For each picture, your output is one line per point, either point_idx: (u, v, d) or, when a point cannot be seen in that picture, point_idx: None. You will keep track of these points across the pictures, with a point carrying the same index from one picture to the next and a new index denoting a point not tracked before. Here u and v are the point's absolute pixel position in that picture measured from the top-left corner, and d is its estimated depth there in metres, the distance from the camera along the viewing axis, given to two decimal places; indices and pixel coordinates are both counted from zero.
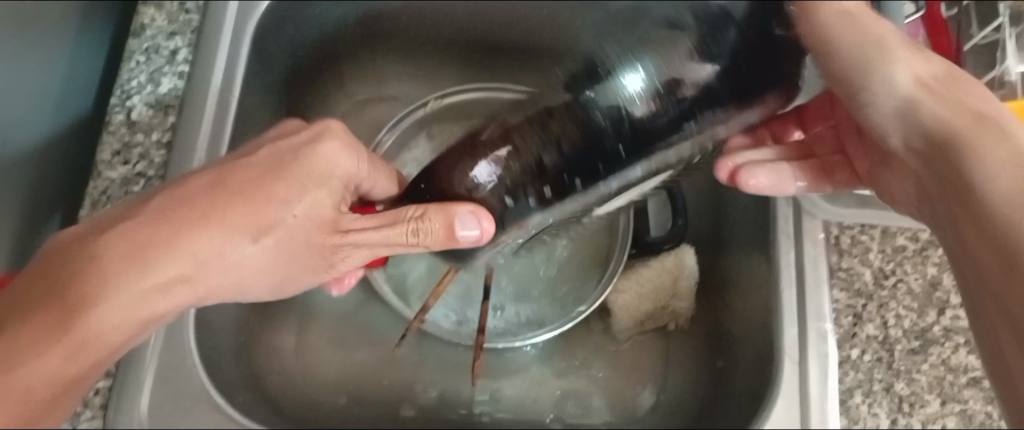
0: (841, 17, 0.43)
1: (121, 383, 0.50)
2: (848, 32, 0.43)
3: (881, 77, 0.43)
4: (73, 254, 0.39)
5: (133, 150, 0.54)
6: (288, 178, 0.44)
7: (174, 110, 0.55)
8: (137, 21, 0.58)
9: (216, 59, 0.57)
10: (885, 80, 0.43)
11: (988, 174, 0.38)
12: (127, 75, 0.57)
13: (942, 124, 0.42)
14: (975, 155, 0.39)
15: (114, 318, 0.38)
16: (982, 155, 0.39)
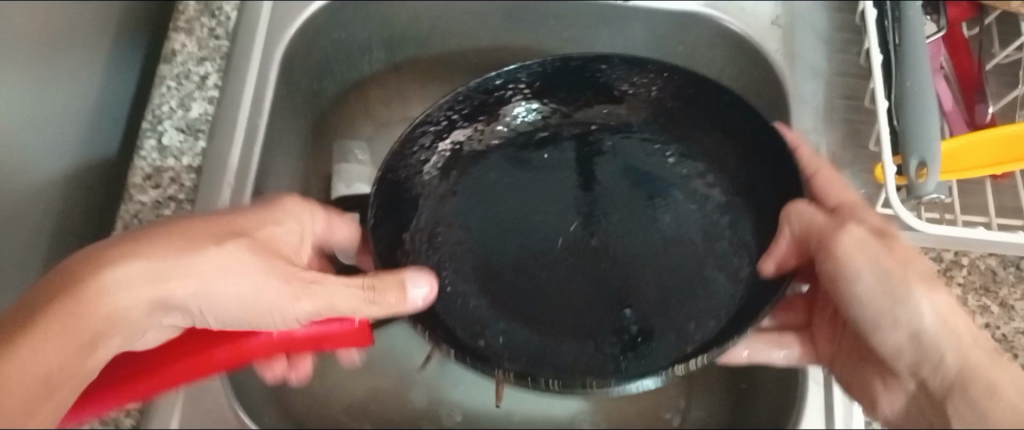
0: (835, 179, 0.48)
1: (148, 404, 0.51)
2: (853, 229, 0.42)
3: (881, 280, 0.39)
4: (90, 257, 0.37)
5: (164, 174, 0.55)
6: (267, 218, 0.43)
7: (202, 133, 0.56)
8: (168, 46, 0.60)
9: (244, 84, 0.58)
10: (873, 257, 0.40)
11: (897, 317, 0.38)
12: (158, 99, 0.58)
13: (885, 283, 0.39)
14: (888, 316, 0.38)
15: (124, 301, 0.37)
16: (875, 311, 0.39)
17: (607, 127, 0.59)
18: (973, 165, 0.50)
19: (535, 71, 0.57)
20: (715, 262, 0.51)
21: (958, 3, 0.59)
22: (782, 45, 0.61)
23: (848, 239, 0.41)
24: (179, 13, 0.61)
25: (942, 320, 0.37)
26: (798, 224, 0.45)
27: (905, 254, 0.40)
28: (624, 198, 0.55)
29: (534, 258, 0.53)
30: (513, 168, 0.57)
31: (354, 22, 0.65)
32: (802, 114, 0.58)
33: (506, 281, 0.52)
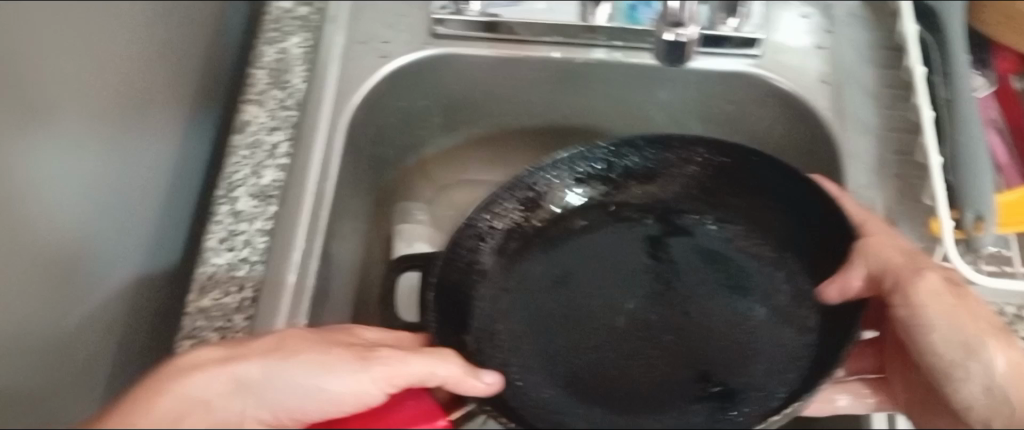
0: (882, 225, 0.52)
1: None
2: (927, 274, 0.46)
3: (958, 325, 0.44)
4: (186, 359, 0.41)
5: (238, 237, 0.57)
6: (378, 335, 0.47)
7: (274, 198, 0.59)
8: (241, 118, 0.63)
9: (312, 152, 0.61)
10: (944, 304, 0.45)
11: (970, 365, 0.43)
12: (232, 168, 0.61)
13: (960, 333, 0.44)
14: (961, 363, 0.43)
15: (211, 389, 0.40)
16: (947, 353, 0.44)
17: (642, 208, 0.63)
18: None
19: (568, 160, 0.61)
20: (780, 321, 0.54)
21: (1005, 57, 0.59)
22: (831, 102, 0.62)
23: (923, 286, 0.46)
24: (251, 87, 0.65)
25: (1010, 370, 0.43)
26: (867, 260, 0.50)
27: (976, 305, 0.45)
28: (683, 274, 0.57)
29: (596, 330, 0.55)
30: (563, 253, 0.61)
31: (413, 93, 0.68)
32: (856, 170, 0.58)
33: (572, 357, 0.54)
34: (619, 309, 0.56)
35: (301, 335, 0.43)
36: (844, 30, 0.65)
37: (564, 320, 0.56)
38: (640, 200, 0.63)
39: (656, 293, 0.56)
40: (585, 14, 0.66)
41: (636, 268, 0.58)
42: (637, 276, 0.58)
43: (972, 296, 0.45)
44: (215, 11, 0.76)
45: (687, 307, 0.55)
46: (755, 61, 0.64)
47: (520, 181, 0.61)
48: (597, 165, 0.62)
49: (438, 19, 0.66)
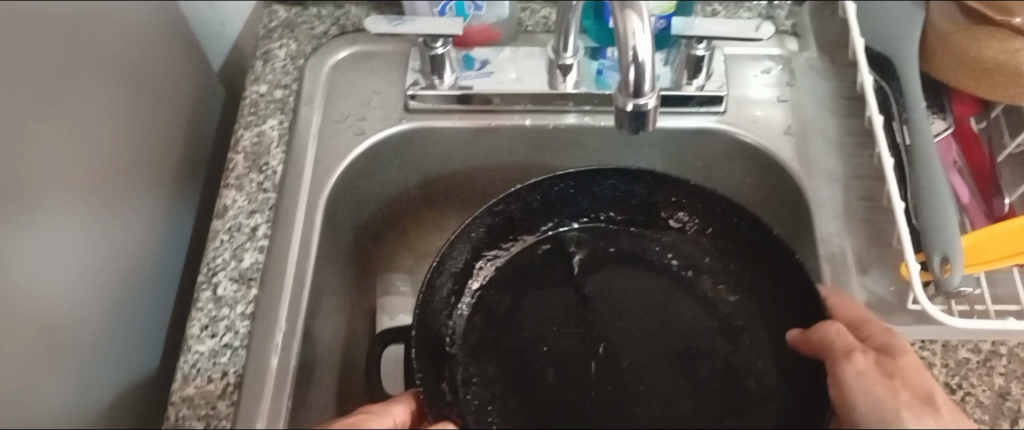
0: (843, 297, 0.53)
1: None
2: (858, 358, 0.45)
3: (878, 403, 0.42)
4: None
5: (221, 323, 0.58)
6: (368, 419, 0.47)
7: (255, 281, 0.60)
8: (220, 201, 0.64)
9: (291, 233, 0.61)
10: (864, 384, 0.43)
11: None
12: (213, 253, 0.61)
13: (881, 415, 0.42)
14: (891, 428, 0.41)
15: None
16: None
17: (607, 235, 0.65)
18: (993, 256, 0.52)
19: (537, 190, 0.62)
20: (742, 371, 0.55)
21: (962, 99, 0.61)
22: (797, 153, 0.63)
23: (850, 366, 0.45)
24: (229, 171, 0.65)
25: None
26: (815, 335, 0.49)
27: (903, 383, 0.43)
28: (652, 314, 0.58)
29: (568, 366, 0.56)
30: (535, 284, 0.61)
31: (388, 166, 0.69)
32: (824, 218, 0.60)
33: (545, 397, 0.54)
34: (587, 344, 0.57)
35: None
36: (804, 82, 0.67)
37: (537, 364, 0.56)
38: (607, 229, 0.65)
39: (624, 326, 0.58)
40: (554, 83, 0.66)
41: (606, 301, 0.60)
42: (603, 307, 0.59)
43: (905, 373, 0.44)
44: (187, 98, 0.77)
45: (657, 348, 0.56)
46: (719, 117, 0.65)
47: (493, 211, 0.61)
48: (566, 190, 0.63)
49: (411, 95, 0.67)
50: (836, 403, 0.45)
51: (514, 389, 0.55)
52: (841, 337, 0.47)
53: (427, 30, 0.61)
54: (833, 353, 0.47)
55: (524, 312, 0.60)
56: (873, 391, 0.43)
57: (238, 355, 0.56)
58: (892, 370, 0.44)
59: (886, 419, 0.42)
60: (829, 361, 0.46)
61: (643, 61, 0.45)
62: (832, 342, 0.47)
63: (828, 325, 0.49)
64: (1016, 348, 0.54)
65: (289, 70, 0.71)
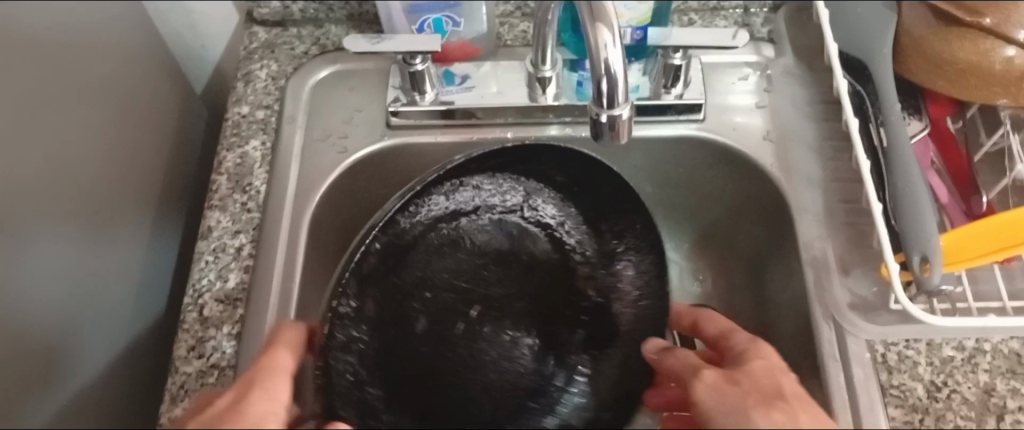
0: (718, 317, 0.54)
1: None
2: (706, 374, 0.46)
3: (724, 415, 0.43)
4: None
5: (207, 344, 0.58)
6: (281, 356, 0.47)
7: (241, 301, 0.60)
8: (204, 223, 0.64)
9: (276, 252, 0.62)
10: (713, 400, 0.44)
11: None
12: (198, 274, 0.61)
13: (734, 415, 0.43)
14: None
15: None
16: None
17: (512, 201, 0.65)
18: (964, 256, 0.52)
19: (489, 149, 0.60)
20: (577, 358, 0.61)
21: (938, 100, 0.61)
22: (776, 158, 0.64)
23: (699, 384, 0.46)
24: (212, 192, 0.65)
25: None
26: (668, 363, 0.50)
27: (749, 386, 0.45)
28: (519, 299, 0.63)
29: (438, 372, 0.58)
30: (454, 273, 0.63)
31: (370, 182, 0.69)
32: (806, 221, 0.60)
33: (405, 356, 0.58)
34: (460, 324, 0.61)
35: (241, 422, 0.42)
36: (781, 87, 0.68)
37: (410, 316, 0.60)
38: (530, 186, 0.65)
39: (495, 328, 0.61)
40: (534, 96, 0.67)
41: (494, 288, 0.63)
42: (495, 296, 0.63)
43: (750, 377, 0.45)
44: (170, 121, 0.77)
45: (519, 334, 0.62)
46: (699, 124, 0.66)
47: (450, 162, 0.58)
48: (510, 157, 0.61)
49: (392, 111, 0.67)
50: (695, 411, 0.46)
51: (382, 337, 0.58)
52: (689, 364, 0.49)
53: (408, 47, 0.62)
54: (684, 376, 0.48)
55: (417, 273, 0.61)
56: (722, 399, 0.44)
57: (226, 376, 0.56)
58: (739, 376, 0.45)
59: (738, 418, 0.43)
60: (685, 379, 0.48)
61: (616, 71, 0.46)
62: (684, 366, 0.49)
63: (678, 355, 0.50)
64: (999, 344, 0.54)
65: (271, 91, 0.71)
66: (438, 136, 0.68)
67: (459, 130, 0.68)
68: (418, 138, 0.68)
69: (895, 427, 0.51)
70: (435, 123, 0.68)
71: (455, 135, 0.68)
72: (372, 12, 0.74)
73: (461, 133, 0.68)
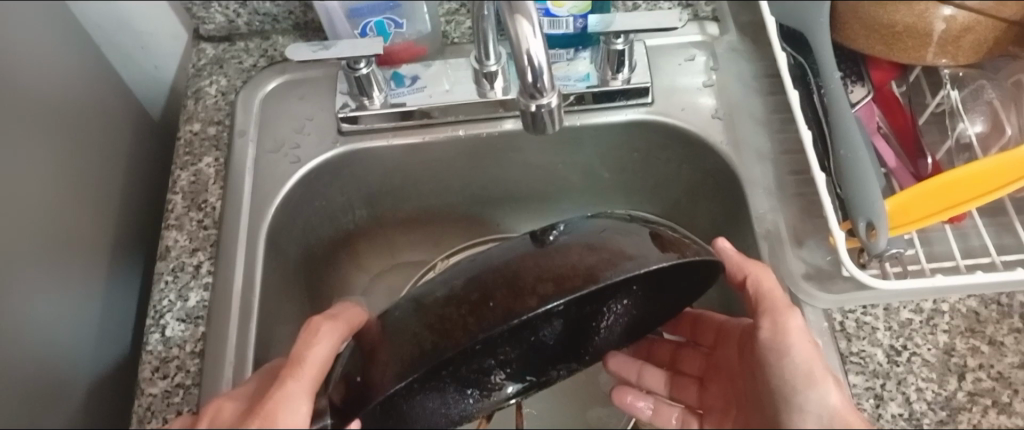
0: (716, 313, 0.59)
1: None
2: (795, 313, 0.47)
3: (783, 375, 0.45)
4: None
5: (171, 364, 0.58)
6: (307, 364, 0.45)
7: (202, 319, 0.60)
8: (162, 243, 0.64)
9: (234, 267, 0.62)
10: (776, 359, 0.46)
11: (803, 402, 0.44)
12: (158, 295, 0.61)
13: (807, 366, 0.45)
14: (798, 399, 0.44)
15: None
16: (790, 378, 0.45)
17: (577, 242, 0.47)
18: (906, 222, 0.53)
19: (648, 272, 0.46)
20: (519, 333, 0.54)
21: (881, 65, 0.62)
22: (726, 135, 0.64)
23: (789, 322, 0.47)
24: (168, 212, 0.65)
25: (840, 410, 0.44)
26: (751, 285, 0.50)
27: (814, 347, 0.46)
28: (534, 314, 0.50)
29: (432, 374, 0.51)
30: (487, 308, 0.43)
31: (326, 189, 0.70)
32: (758, 196, 0.61)
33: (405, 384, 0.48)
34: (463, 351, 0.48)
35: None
36: (728, 65, 0.68)
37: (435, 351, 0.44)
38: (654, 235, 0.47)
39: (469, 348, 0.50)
40: (483, 91, 0.67)
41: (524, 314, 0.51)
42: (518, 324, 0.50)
43: (811, 342, 0.46)
44: (124, 145, 0.77)
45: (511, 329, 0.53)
46: (647, 107, 0.66)
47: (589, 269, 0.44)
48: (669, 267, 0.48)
49: (344, 118, 0.67)
50: (766, 341, 0.47)
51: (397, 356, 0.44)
52: (774, 292, 0.49)
53: (351, 52, 0.62)
54: (761, 306, 0.48)
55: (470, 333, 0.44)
56: (804, 347, 0.46)
57: (190, 394, 0.56)
58: (801, 341, 0.46)
59: (798, 373, 0.45)
60: (767, 309, 0.48)
61: (538, 62, 0.46)
62: (769, 293, 0.49)
63: (765, 277, 0.50)
64: (957, 304, 0.55)
65: (221, 106, 0.71)
66: (393, 140, 0.68)
67: (414, 131, 0.68)
68: (375, 142, 0.68)
69: (856, 394, 0.51)
70: (388, 125, 0.68)
71: (410, 136, 0.68)
72: (318, 20, 0.74)
73: (415, 134, 0.68)
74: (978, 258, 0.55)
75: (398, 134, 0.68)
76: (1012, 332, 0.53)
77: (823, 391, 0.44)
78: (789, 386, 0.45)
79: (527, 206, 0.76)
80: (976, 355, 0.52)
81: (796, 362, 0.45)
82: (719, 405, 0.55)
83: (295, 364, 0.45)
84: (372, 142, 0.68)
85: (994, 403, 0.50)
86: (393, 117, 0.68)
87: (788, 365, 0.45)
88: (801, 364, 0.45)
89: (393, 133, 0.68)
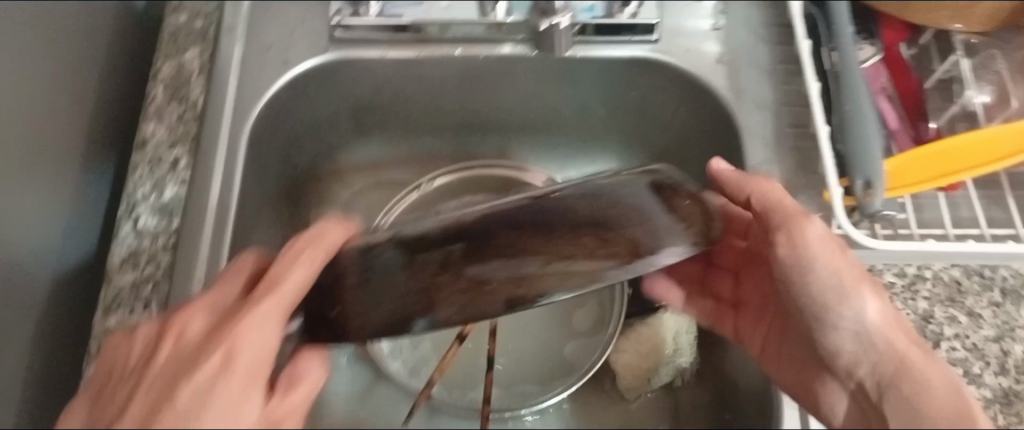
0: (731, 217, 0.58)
1: None
2: (814, 222, 0.48)
3: (813, 292, 0.47)
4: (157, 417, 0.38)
5: (142, 255, 0.57)
6: (278, 289, 0.43)
7: (177, 213, 0.59)
8: (140, 134, 0.63)
9: (213, 166, 0.60)
10: (801, 274, 0.47)
11: (837, 319, 0.45)
12: (133, 186, 0.60)
13: (837, 279, 0.46)
14: (833, 313, 0.46)
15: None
16: (821, 295, 0.46)
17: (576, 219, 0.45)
18: (904, 184, 0.53)
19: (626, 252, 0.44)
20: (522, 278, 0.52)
21: (893, 25, 0.60)
22: (728, 81, 0.63)
23: (810, 232, 0.48)
24: (148, 102, 0.64)
25: (882, 320, 0.45)
26: (756, 199, 0.51)
27: (847, 257, 0.47)
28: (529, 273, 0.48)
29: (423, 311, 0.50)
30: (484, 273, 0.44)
31: (311, 96, 0.67)
32: (755, 147, 0.59)
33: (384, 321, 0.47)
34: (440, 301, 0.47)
35: (252, 391, 0.40)
36: (738, 9, 0.66)
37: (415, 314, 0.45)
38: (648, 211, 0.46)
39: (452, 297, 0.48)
40: (484, 11, 0.65)
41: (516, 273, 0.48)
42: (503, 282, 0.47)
43: (844, 253, 0.47)
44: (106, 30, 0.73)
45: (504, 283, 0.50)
46: (652, 46, 0.64)
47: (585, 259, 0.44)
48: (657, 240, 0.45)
49: (337, 24, 0.65)
50: (790, 254, 0.48)
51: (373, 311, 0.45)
52: (786, 206, 0.50)
53: None
54: (777, 217, 0.49)
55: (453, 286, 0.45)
56: (832, 259, 0.47)
57: (159, 287, 0.56)
58: (826, 252, 0.47)
59: (834, 289, 0.46)
60: (784, 223, 0.49)
61: None
62: (783, 207, 0.49)
63: (772, 190, 0.51)
64: (940, 272, 0.55)
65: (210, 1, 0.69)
66: (386, 53, 0.65)
67: (408, 45, 0.66)
68: (367, 53, 0.65)
69: None
70: (382, 36, 0.65)
71: (404, 51, 0.66)
72: None
73: (408, 50, 0.66)
74: (968, 230, 0.54)
75: (391, 47, 0.66)
76: (993, 307, 0.53)
77: (860, 304, 0.45)
78: (828, 303, 0.46)
79: (516, 135, 0.74)
80: (953, 326, 0.53)
81: (828, 277, 0.46)
82: (753, 303, 0.57)
83: (271, 283, 0.43)
84: (364, 53, 0.65)
85: (964, 373, 0.51)
86: (388, 29, 0.65)
87: (816, 280, 0.47)
88: (831, 281, 0.46)
89: (386, 45, 0.66)
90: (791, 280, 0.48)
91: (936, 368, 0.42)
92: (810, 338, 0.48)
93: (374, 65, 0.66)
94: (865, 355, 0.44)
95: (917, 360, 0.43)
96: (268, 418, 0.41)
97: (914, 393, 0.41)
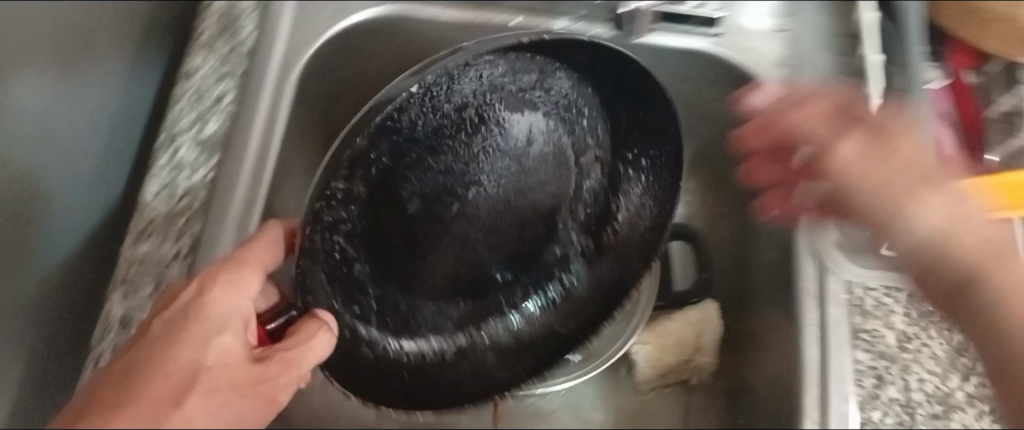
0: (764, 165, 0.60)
1: None
2: (850, 143, 0.53)
3: (875, 191, 0.52)
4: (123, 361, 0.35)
5: (178, 188, 0.58)
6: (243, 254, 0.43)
7: (216, 148, 0.59)
8: (186, 66, 0.63)
9: (257, 110, 0.59)
10: (845, 176, 0.53)
11: (906, 228, 0.50)
12: (176, 117, 0.61)
13: (879, 190, 0.52)
14: (903, 217, 0.50)
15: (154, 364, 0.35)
16: (881, 209, 0.51)
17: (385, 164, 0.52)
18: (981, 209, 0.51)
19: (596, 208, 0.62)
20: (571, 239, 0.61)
21: (960, 51, 0.60)
22: (787, 86, 0.62)
23: (843, 144, 0.54)
24: (198, 35, 0.64)
25: (939, 217, 0.49)
26: (777, 124, 0.57)
27: (898, 151, 0.52)
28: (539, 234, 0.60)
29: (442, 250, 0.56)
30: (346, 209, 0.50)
31: (362, 47, 0.65)
32: None
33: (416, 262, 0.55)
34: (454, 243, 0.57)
35: (216, 334, 0.37)
36: (806, 14, 0.65)
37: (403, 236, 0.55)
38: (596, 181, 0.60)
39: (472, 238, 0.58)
40: None
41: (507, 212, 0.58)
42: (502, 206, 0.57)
43: (899, 131, 0.53)
44: None
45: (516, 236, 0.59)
46: (715, 39, 0.63)
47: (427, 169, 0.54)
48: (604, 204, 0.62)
49: None
50: (823, 176, 0.55)
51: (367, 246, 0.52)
52: (822, 124, 0.56)
53: None
54: (822, 144, 0.55)
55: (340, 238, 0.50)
56: (870, 163, 0.52)
57: (193, 223, 0.56)
58: (865, 155, 0.53)
59: (883, 191, 0.51)
60: (824, 144, 0.55)
61: None
62: (820, 131, 0.55)
63: (806, 113, 0.56)
64: None
65: None
66: (442, 14, 0.64)
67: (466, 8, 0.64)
68: (424, 12, 0.64)
69: (858, 371, 0.51)
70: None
71: (461, 14, 0.64)
72: None
73: (466, 12, 0.64)
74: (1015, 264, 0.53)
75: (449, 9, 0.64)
76: None
77: (909, 211, 0.50)
78: (887, 213, 0.51)
79: None
80: None
81: (869, 186, 0.52)
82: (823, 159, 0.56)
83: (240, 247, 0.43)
84: (422, 11, 0.64)
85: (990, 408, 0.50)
86: None
87: (857, 196, 0.52)
88: (878, 188, 0.51)
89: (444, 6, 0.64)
90: (845, 198, 0.53)
91: (1010, 276, 0.47)
92: (894, 232, 0.51)
93: (430, 25, 0.65)
94: (920, 253, 0.50)
95: (970, 249, 0.48)
96: (248, 366, 0.37)
97: (940, 253, 0.49)
